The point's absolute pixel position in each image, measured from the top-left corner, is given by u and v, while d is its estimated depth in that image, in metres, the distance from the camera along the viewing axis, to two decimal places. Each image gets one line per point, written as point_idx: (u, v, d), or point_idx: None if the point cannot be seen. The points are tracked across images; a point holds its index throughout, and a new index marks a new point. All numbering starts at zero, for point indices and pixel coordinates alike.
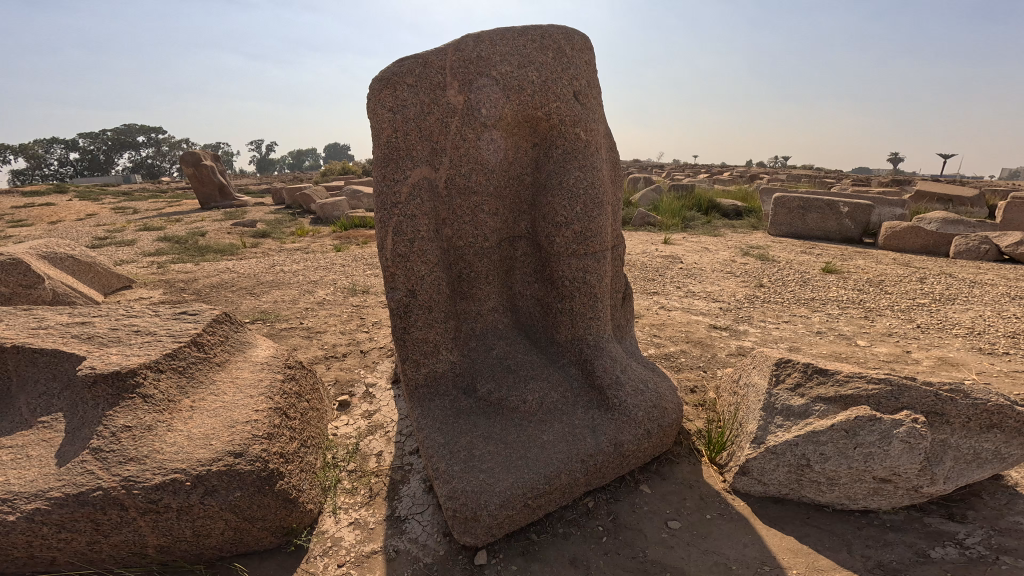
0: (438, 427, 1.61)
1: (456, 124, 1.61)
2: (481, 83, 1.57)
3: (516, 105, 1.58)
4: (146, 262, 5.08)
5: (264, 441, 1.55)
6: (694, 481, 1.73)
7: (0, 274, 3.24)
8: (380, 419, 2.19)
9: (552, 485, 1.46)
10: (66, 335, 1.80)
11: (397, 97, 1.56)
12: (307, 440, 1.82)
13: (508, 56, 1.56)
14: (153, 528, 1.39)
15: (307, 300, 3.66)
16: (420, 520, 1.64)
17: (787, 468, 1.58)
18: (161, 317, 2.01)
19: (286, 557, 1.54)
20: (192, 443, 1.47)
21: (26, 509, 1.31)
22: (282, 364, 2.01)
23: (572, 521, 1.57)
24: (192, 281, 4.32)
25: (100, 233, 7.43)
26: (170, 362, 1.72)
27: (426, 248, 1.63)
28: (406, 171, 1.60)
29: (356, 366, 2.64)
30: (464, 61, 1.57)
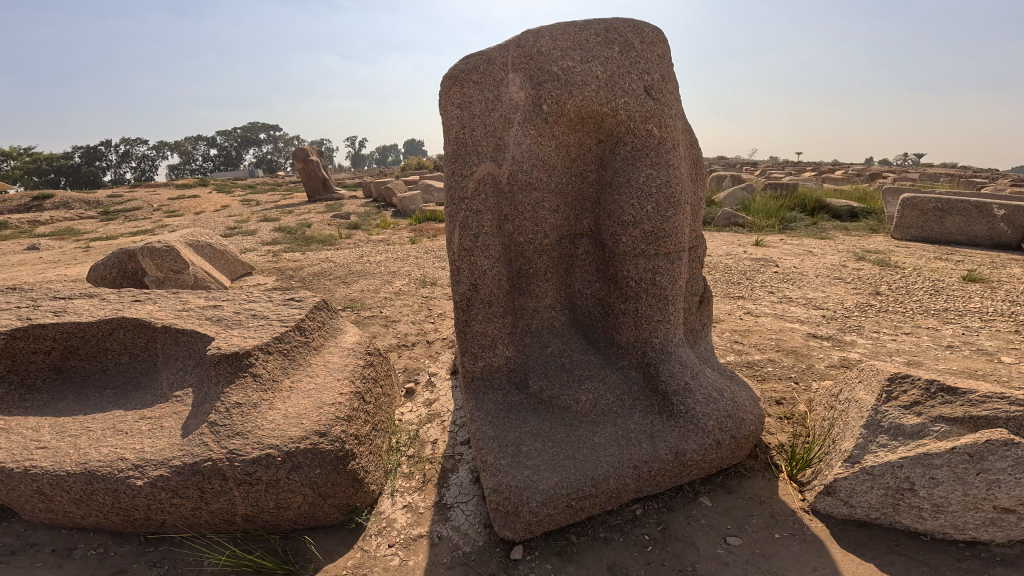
0: (490, 420, 1.63)
1: (519, 120, 1.61)
2: (543, 78, 1.57)
3: (580, 100, 1.56)
4: (264, 251, 5.58)
5: (345, 423, 1.65)
6: (766, 498, 1.63)
7: (157, 260, 3.69)
8: (438, 408, 2.25)
9: (600, 488, 1.44)
10: (200, 318, 2.02)
11: (465, 94, 1.60)
12: (377, 424, 1.91)
13: (570, 51, 1.55)
14: (243, 498, 1.52)
15: (387, 290, 3.83)
16: (464, 509, 1.67)
17: (882, 491, 1.44)
18: (273, 303, 2.18)
19: (347, 533, 1.63)
20: (287, 422, 1.60)
21: (151, 476, 1.47)
22: (365, 352, 2.12)
23: (615, 527, 1.53)
24: (299, 269, 4.68)
25: (230, 223, 8.25)
26: (277, 345, 1.87)
27: (489, 244, 1.66)
28: (472, 167, 1.62)
29: (422, 356, 2.73)
30: (525, 57, 1.58)
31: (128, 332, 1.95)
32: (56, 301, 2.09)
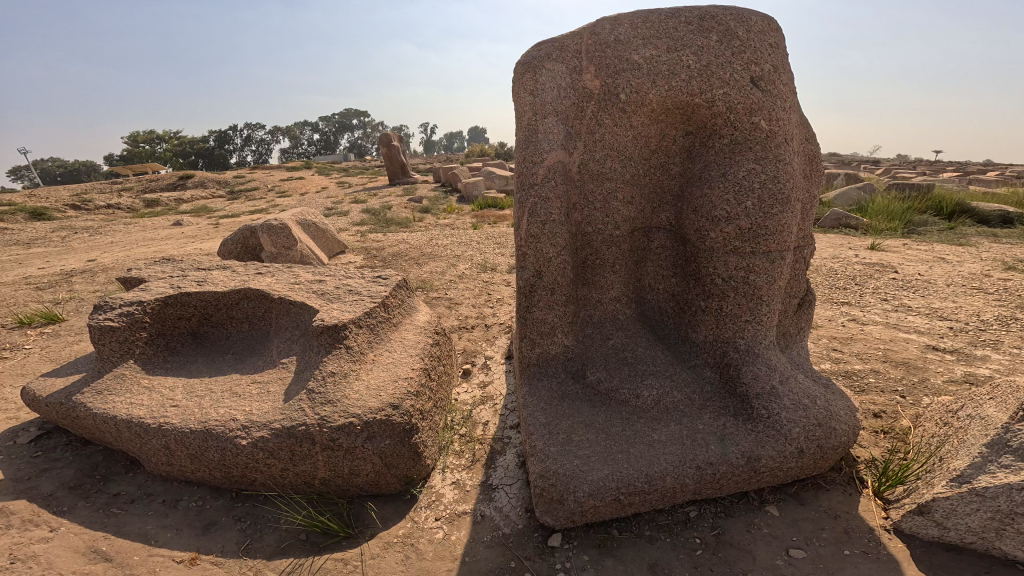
0: (542, 406, 1.64)
1: (592, 108, 1.58)
2: (622, 67, 1.52)
3: (666, 90, 1.50)
4: (354, 231, 5.89)
5: (414, 398, 1.74)
6: (842, 512, 1.52)
7: (273, 237, 4.03)
8: (492, 391, 2.30)
9: (653, 486, 1.41)
10: (308, 291, 2.18)
11: (537, 81, 1.59)
12: (438, 401, 1.98)
13: (652, 40, 1.49)
14: (324, 462, 1.63)
15: (451, 273, 3.91)
16: (508, 491, 1.72)
17: (988, 515, 1.28)
18: (364, 279, 2.31)
19: (401, 503, 1.71)
20: (368, 393, 1.69)
21: (255, 437, 1.60)
22: (434, 331, 2.20)
23: (663, 526, 1.50)
24: (381, 249, 4.89)
25: (326, 204, 8.78)
26: (367, 320, 1.98)
27: (556, 232, 1.63)
28: (543, 154, 1.60)
29: (481, 340, 2.78)
30: (601, 45, 1.54)
31: (250, 302, 2.15)
32: (200, 272, 2.34)
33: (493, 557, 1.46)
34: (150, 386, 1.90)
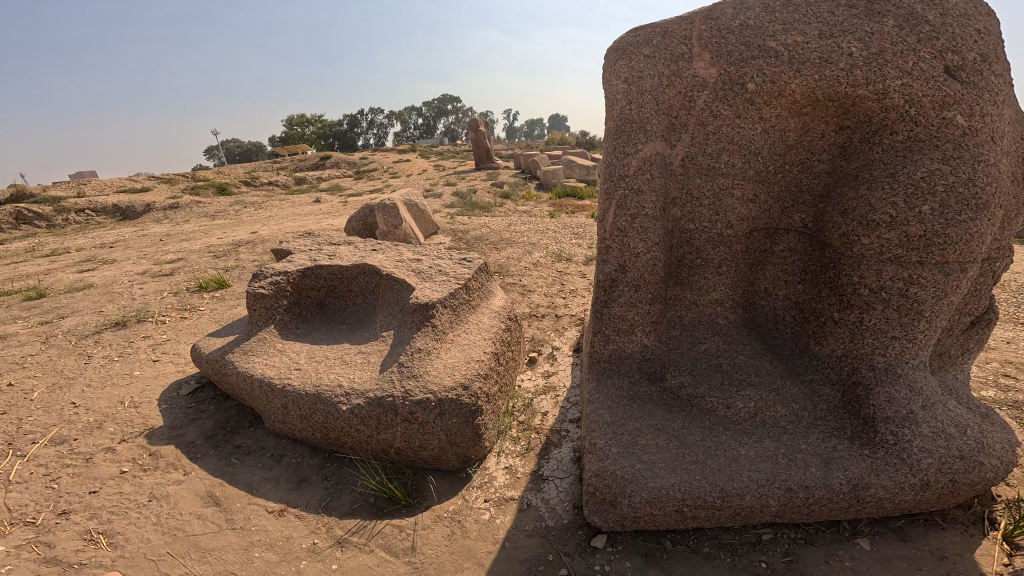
0: (608, 404, 1.60)
1: (704, 99, 1.49)
2: (750, 56, 1.40)
3: (816, 80, 1.35)
4: (446, 213, 6.08)
5: (482, 380, 1.78)
6: (950, 553, 1.33)
7: (388, 217, 4.30)
8: (555, 381, 2.28)
9: (726, 503, 1.33)
10: (407, 269, 2.28)
11: (634, 68, 1.47)
12: (503, 386, 2.01)
13: (796, 25, 1.36)
14: (403, 433, 1.71)
15: (525, 260, 3.91)
16: (557, 484, 1.71)
17: None
18: (451, 260, 2.37)
19: (456, 480, 1.77)
20: (444, 371, 1.76)
21: (353, 404, 1.71)
22: (507, 317, 2.22)
23: (725, 544, 1.42)
24: (467, 232, 5.01)
25: (427, 185, 9.14)
26: (451, 301, 2.05)
27: (647, 227, 1.54)
28: (638, 145, 1.51)
29: (550, 329, 2.76)
30: (719, 31, 1.43)
31: (366, 276, 2.31)
32: (334, 247, 2.52)
33: (534, 547, 1.48)
34: (281, 348, 2.10)
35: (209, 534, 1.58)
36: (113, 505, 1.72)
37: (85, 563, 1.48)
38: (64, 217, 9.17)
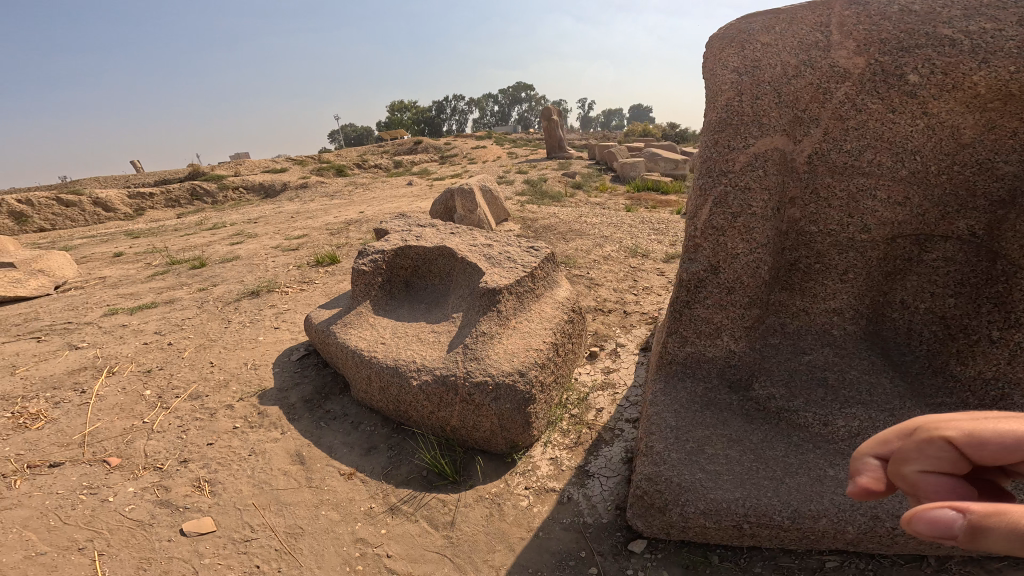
0: (670, 408, 1.54)
1: (844, 91, 1.36)
2: (921, 45, 1.26)
3: (1007, 72, 1.20)
4: (529, 200, 6.10)
5: (539, 369, 1.80)
6: None
7: (467, 202, 4.39)
8: (615, 378, 2.24)
9: (796, 525, 1.25)
10: (479, 254, 2.32)
11: (746, 57, 1.37)
12: (558, 377, 2.01)
13: (976, 11, 1.21)
14: (460, 412, 1.76)
15: (596, 253, 3.85)
16: (603, 482, 1.69)
17: None
18: (519, 248, 2.38)
19: (501, 464, 1.81)
20: (504, 356, 1.79)
21: (421, 379, 1.80)
22: (570, 308, 2.20)
23: (781, 567, 1.33)
24: (548, 220, 5.00)
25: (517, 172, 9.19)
26: (517, 288, 2.07)
27: (750, 226, 1.44)
28: (748, 139, 1.40)
29: (615, 325, 2.71)
30: (869, 17, 1.29)
31: (445, 258, 2.37)
32: (422, 229, 2.62)
33: (569, 540, 1.50)
34: (372, 323, 2.22)
35: (290, 489, 1.77)
36: (221, 459, 1.95)
37: (188, 507, 1.71)
38: (222, 194, 10.48)
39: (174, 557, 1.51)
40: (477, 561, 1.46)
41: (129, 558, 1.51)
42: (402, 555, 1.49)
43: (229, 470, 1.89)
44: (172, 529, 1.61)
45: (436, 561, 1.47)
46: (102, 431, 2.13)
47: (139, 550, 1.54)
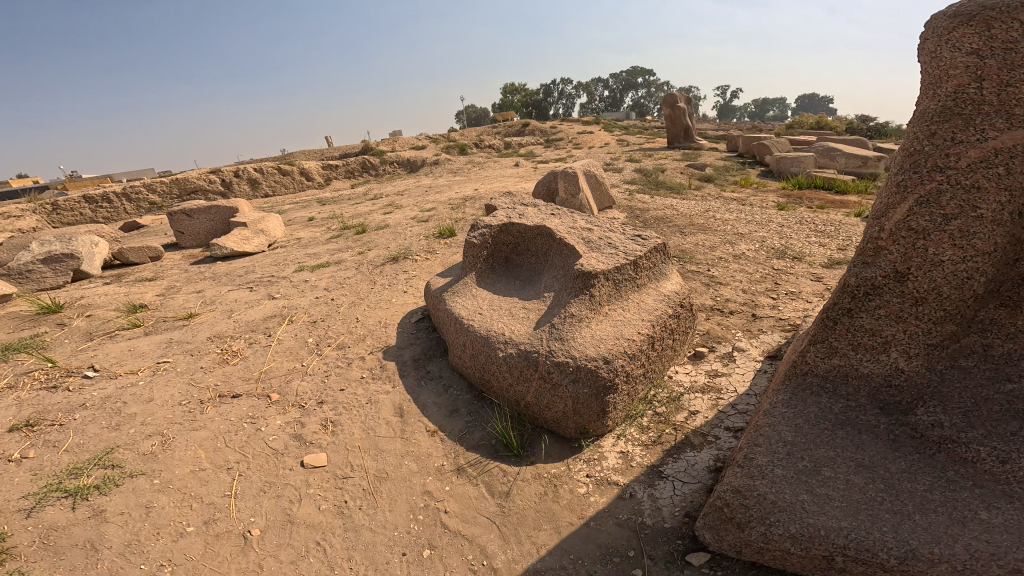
0: (791, 418, 1.40)
1: None
2: None
3: None
4: (677, 190, 5.78)
5: (626, 359, 1.77)
6: None
7: (567, 184, 4.31)
8: (721, 383, 2.08)
9: (906, 567, 1.10)
10: (578, 237, 2.29)
11: (996, 38, 1.09)
12: (648, 371, 1.94)
13: None
14: (536, 390, 1.82)
15: (727, 251, 3.58)
16: (676, 486, 1.60)
17: None
18: (625, 235, 2.29)
19: (566, 448, 1.83)
20: (591, 341, 1.79)
21: (506, 352, 1.89)
22: (677, 303, 2.08)
23: None
24: (693, 213, 4.69)
25: (671, 160, 8.71)
26: (615, 275, 2.02)
27: (965, 233, 1.20)
28: (982, 134, 1.14)
29: (737, 328, 2.50)
30: None
31: (544, 237, 2.38)
32: (539, 211, 2.65)
33: (619, 537, 1.45)
34: (474, 294, 2.34)
35: (387, 438, 1.98)
36: (348, 404, 2.20)
37: (312, 442, 1.98)
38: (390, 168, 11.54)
39: (289, 485, 1.77)
40: (521, 535, 1.52)
41: (257, 480, 1.79)
42: (457, 513, 1.62)
43: (354, 415, 2.12)
44: (295, 460, 1.89)
45: (484, 526, 1.57)
46: (272, 370, 2.51)
47: (267, 475, 1.82)
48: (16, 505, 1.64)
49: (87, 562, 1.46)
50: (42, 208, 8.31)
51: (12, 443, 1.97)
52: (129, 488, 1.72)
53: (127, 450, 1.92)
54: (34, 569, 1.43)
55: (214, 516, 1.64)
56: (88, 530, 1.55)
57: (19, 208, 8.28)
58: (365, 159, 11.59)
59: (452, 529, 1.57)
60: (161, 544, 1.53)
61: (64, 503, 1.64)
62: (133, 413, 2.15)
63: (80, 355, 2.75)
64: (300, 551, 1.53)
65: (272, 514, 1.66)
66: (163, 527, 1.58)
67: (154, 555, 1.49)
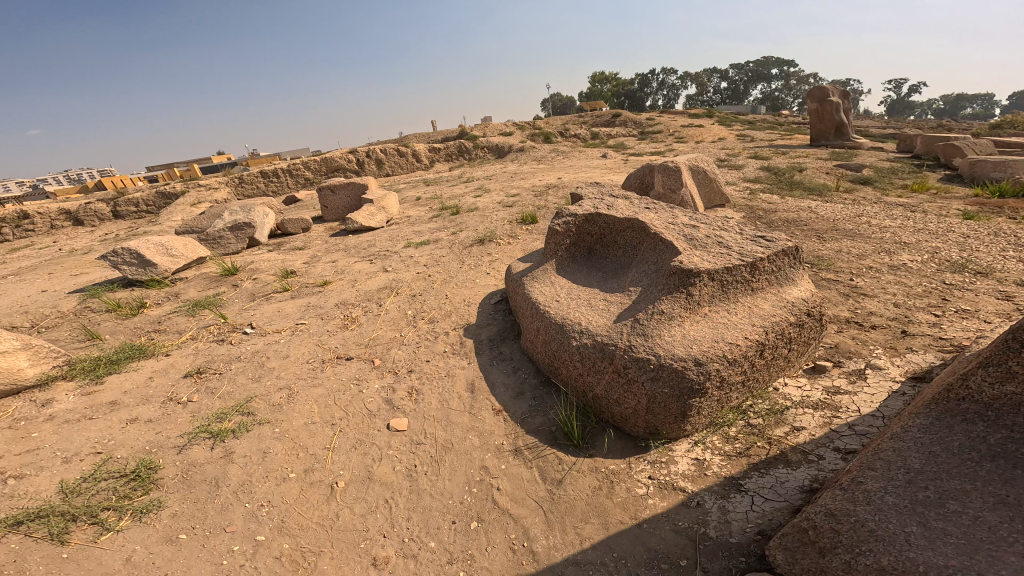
0: (924, 445, 1.15)
1: None
2: None
3: None
4: (826, 192, 5.24)
5: (722, 365, 1.68)
6: None
7: (664, 178, 4.17)
8: (840, 401, 1.87)
9: None
10: (678, 234, 2.20)
11: None
12: (748, 379, 1.83)
13: None
14: (607, 383, 1.81)
15: (882, 261, 3.18)
16: (754, 502, 1.50)
17: None
18: (744, 236, 2.15)
19: (630, 446, 1.81)
20: (681, 341, 1.72)
21: (580, 342, 1.89)
22: (801, 312, 1.94)
23: None
24: (843, 217, 4.21)
25: (829, 159, 7.84)
26: (723, 275, 1.91)
27: None
28: None
29: (877, 344, 2.21)
30: None
31: (634, 231, 2.31)
32: (650, 204, 2.56)
33: (673, 544, 1.41)
34: (552, 281, 2.37)
35: (462, 411, 2.07)
36: (429, 374, 2.32)
37: (399, 407, 2.12)
38: None
39: (375, 445, 1.91)
40: (566, 524, 1.54)
41: (351, 437, 1.95)
42: (508, 492, 1.68)
43: (433, 386, 2.24)
44: (383, 422, 2.03)
45: (531, 509, 1.60)
46: (379, 337, 2.70)
47: (360, 433, 1.98)
48: (175, 440, 1.94)
49: (208, 496, 1.67)
50: (231, 181, 9.60)
51: (184, 387, 2.32)
52: (257, 434, 1.96)
53: (262, 400, 2.17)
54: (172, 496, 1.67)
55: (312, 466, 1.82)
56: (217, 468, 1.79)
57: (215, 180, 9.68)
58: (462, 142, 11.91)
59: (501, 506, 1.62)
60: (267, 486, 1.72)
61: (206, 443, 1.91)
62: (272, 367, 2.44)
63: (245, 313, 3.18)
64: (370, 506, 1.65)
65: (356, 469, 1.80)
66: (272, 471, 1.78)
67: (258, 495, 1.68)
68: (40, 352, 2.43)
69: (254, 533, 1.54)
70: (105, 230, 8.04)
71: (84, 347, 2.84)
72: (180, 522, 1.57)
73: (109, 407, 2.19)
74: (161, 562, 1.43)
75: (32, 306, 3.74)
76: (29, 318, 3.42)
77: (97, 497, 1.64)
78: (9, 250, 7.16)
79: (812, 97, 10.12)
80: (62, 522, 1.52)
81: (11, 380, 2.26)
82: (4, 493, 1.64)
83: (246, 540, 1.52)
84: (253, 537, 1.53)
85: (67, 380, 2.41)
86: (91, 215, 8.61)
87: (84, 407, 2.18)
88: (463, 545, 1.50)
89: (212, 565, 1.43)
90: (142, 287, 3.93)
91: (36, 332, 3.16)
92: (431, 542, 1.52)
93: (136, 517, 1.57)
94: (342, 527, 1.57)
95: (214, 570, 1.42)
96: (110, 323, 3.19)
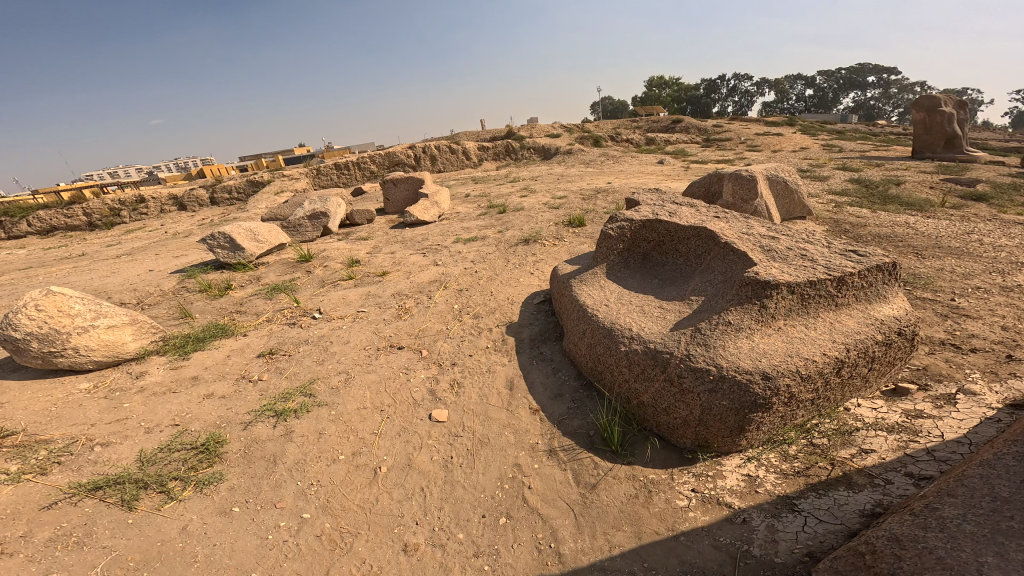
0: (1016, 474, 1.05)
1: None
2: None
3: None
4: (926, 208, 4.82)
5: (792, 380, 1.60)
6: None
7: (736, 186, 4.01)
8: (919, 425, 1.73)
9: None
10: (754, 244, 2.11)
11: None
12: (818, 397, 1.73)
13: None
14: (658, 390, 1.77)
15: (990, 282, 2.89)
16: (807, 524, 1.42)
17: None
18: (832, 250, 2.02)
19: (675, 457, 1.76)
20: (749, 354, 1.65)
21: (631, 346, 1.85)
22: (888, 332, 1.81)
23: None
24: (942, 234, 3.86)
25: (936, 172, 7.17)
26: (805, 289, 1.80)
27: None
28: None
29: (973, 369, 2.02)
30: None
31: (700, 239, 2.24)
32: (721, 213, 2.47)
33: (710, 559, 1.36)
34: (602, 285, 2.34)
35: (502, 408, 2.08)
36: (471, 368, 2.36)
37: (441, 398, 2.17)
38: None
39: (417, 433, 1.97)
40: (596, 529, 1.52)
41: (397, 424, 2.02)
42: (538, 491, 1.68)
43: (475, 379, 2.28)
44: (426, 412, 2.08)
45: (561, 510, 1.60)
46: (428, 329, 2.77)
47: (406, 421, 2.04)
48: (242, 417, 2.08)
49: (264, 472, 1.78)
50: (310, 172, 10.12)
51: (256, 366, 2.49)
52: (315, 415, 2.06)
53: (322, 383, 2.29)
54: (232, 470, 1.79)
55: (360, 449, 1.90)
56: (275, 445, 1.90)
57: (296, 172, 10.26)
58: (514, 142, 11.90)
59: (530, 505, 1.63)
60: (318, 466, 1.81)
61: (271, 421, 2.04)
62: (334, 352, 2.56)
63: (315, 298, 3.35)
64: (407, 493, 1.71)
65: (398, 457, 1.86)
66: (324, 452, 1.87)
67: (310, 475, 1.77)
68: (142, 328, 2.69)
69: (301, 510, 1.63)
70: (201, 215, 8.76)
71: (176, 324, 3.11)
72: (235, 496, 1.68)
73: (190, 381, 2.38)
74: (212, 532, 1.54)
75: (139, 283, 4.14)
76: (135, 295, 3.79)
77: (169, 467, 1.79)
78: (124, 232, 7.99)
79: (919, 106, 9.45)
80: (135, 489, 1.67)
81: (114, 352, 2.50)
82: (90, 458, 1.83)
83: (292, 517, 1.61)
84: (299, 514, 1.62)
85: (157, 354, 2.65)
86: (193, 202, 9.42)
87: (169, 381, 2.39)
88: (489, 540, 1.52)
89: (258, 539, 1.52)
90: (230, 270, 4.23)
91: (139, 307, 3.50)
92: (459, 533, 1.54)
93: (198, 488, 1.70)
94: (380, 511, 1.64)
95: (260, 544, 1.51)
96: (200, 302, 3.47)
